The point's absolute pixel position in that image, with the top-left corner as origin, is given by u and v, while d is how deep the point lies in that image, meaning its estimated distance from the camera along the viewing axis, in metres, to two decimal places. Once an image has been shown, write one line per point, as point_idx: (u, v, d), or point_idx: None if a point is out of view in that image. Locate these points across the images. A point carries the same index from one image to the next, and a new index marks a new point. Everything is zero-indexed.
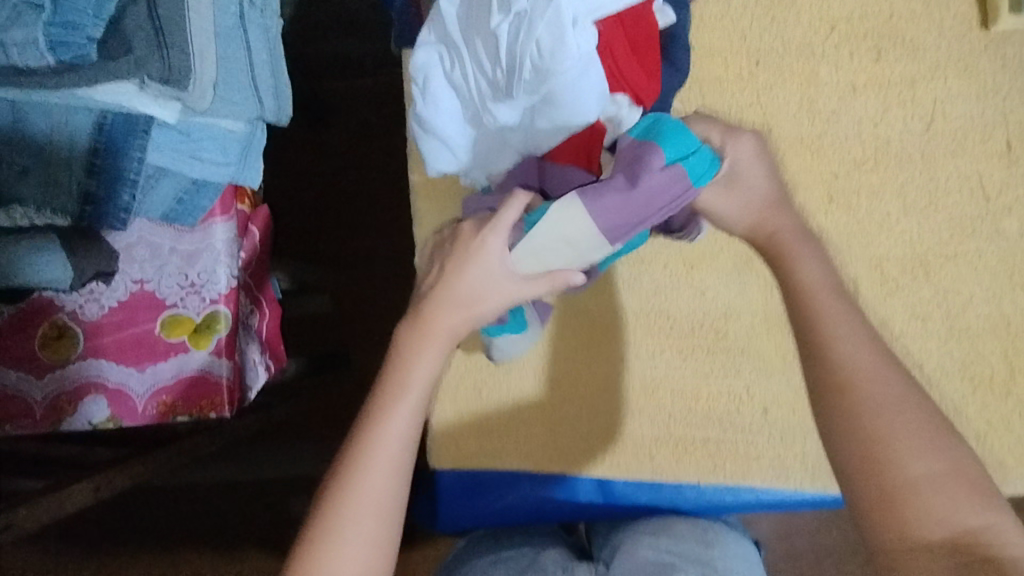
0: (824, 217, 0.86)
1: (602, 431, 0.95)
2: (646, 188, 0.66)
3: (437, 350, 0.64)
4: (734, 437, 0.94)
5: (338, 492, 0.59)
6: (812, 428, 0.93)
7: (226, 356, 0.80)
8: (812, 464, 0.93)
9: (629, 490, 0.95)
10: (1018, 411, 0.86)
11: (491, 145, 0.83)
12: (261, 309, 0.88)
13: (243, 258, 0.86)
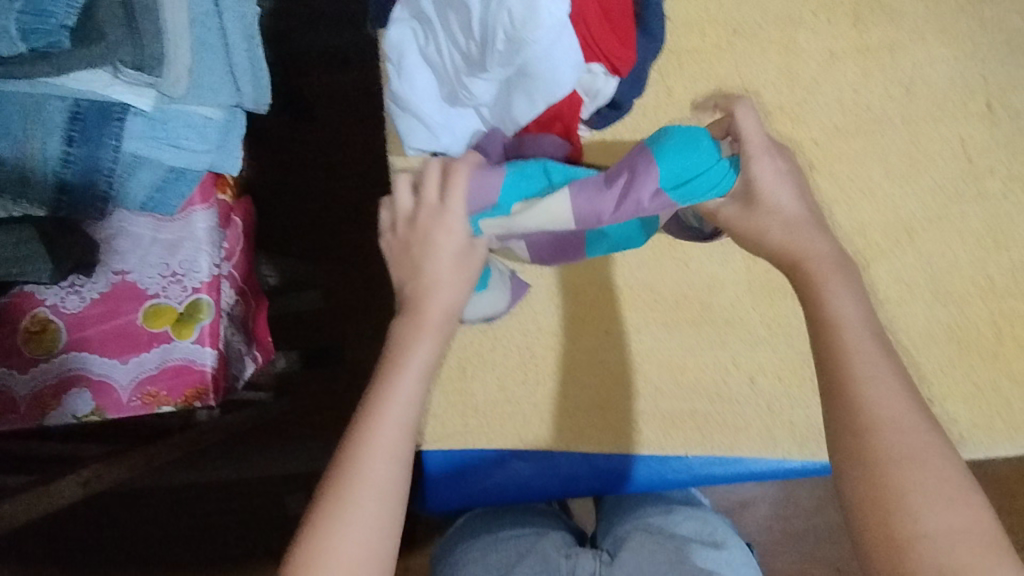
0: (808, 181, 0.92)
1: (598, 403, 0.90)
2: (632, 200, 0.67)
3: (430, 344, 0.66)
4: (724, 409, 0.91)
5: (339, 484, 0.59)
6: (802, 396, 0.91)
7: (208, 344, 0.87)
8: (801, 432, 0.90)
9: (618, 465, 0.90)
10: (1004, 375, 0.90)
11: (469, 122, 0.81)
12: (246, 302, 0.99)
13: (227, 249, 0.95)
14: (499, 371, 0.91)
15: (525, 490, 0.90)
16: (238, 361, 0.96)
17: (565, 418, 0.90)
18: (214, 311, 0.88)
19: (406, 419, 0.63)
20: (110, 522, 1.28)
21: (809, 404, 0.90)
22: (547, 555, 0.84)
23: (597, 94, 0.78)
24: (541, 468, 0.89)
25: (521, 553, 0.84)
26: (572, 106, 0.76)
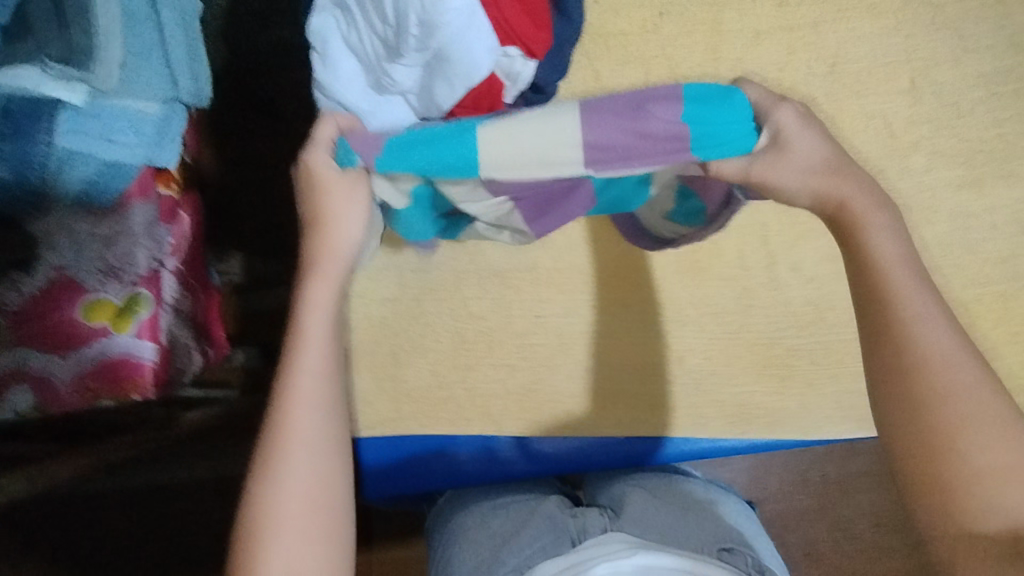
0: None
1: (539, 392, 0.96)
2: (649, 121, 0.61)
3: (326, 290, 0.66)
4: (657, 387, 0.97)
5: (273, 445, 0.61)
6: (727, 369, 0.98)
7: (147, 338, 0.84)
8: (731, 411, 0.98)
9: (551, 447, 0.95)
10: None
11: (397, 110, 0.77)
12: (195, 296, 0.94)
13: (173, 242, 0.90)
14: (432, 357, 0.95)
15: (495, 472, 0.95)
16: (186, 355, 0.92)
17: (505, 401, 0.95)
18: (152, 304, 0.85)
19: (322, 368, 0.64)
20: (43, 556, 1.18)
21: (730, 379, 0.98)
22: (553, 517, 0.82)
23: (517, 76, 0.75)
24: (473, 451, 0.95)
25: (521, 520, 0.83)
26: (497, 90, 0.75)
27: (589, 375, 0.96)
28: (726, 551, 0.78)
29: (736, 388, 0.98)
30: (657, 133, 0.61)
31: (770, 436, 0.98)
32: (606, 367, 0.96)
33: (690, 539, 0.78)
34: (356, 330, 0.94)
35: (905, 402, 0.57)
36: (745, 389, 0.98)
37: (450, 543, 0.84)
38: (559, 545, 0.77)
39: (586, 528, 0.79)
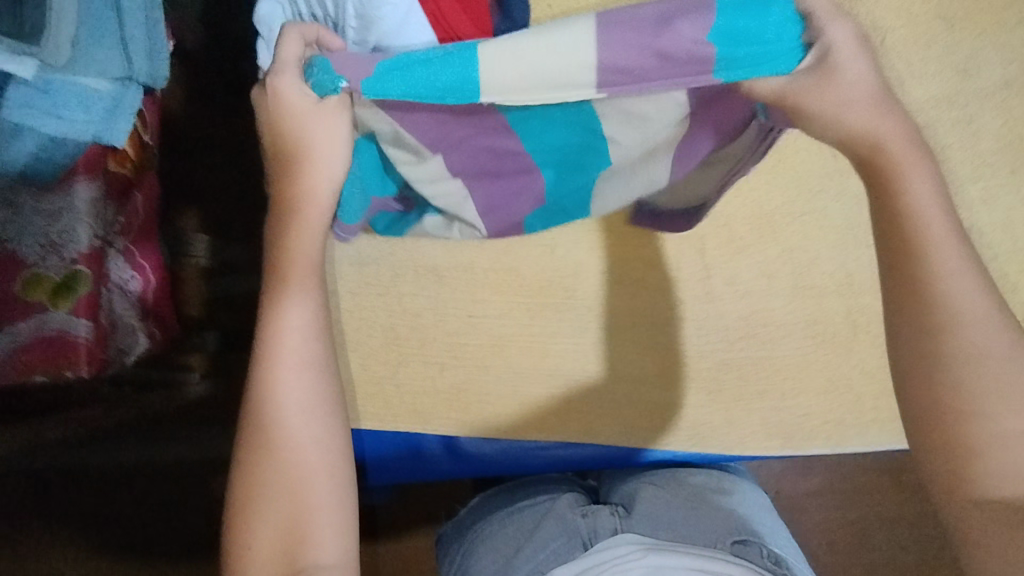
0: None
1: (502, 406, 0.74)
2: (670, 32, 0.50)
3: (309, 234, 0.56)
4: (658, 403, 0.75)
5: (258, 415, 0.51)
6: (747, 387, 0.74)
7: (82, 315, 0.81)
8: (746, 432, 0.75)
9: (487, 447, 0.75)
10: None
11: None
12: (145, 276, 0.94)
13: (125, 223, 0.92)
14: (363, 352, 0.74)
15: (470, 464, 0.76)
16: (129, 334, 0.91)
17: (434, 400, 0.74)
18: (93, 281, 0.82)
19: (309, 321, 0.54)
20: None
21: (754, 400, 0.74)
22: (563, 517, 0.66)
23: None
24: (401, 447, 0.76)
25: (533, 523, 0.67)
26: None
27: (561, 397, 0.74)
28: (742, 543, 0.62)
29: (746, 410, 0.75)
30: (678, 51, 0.50)
31: (791, 452, 0.74)
32: (580, 391, 0.74)
33: (701, 534, 0.62)
34: None
35: (915, 359, 0.46)
36: (772, 398, 0.74)
37: (465, 552, 0.68)
38: (571, 550, 0.62)
39: (596, 529, 0.64)
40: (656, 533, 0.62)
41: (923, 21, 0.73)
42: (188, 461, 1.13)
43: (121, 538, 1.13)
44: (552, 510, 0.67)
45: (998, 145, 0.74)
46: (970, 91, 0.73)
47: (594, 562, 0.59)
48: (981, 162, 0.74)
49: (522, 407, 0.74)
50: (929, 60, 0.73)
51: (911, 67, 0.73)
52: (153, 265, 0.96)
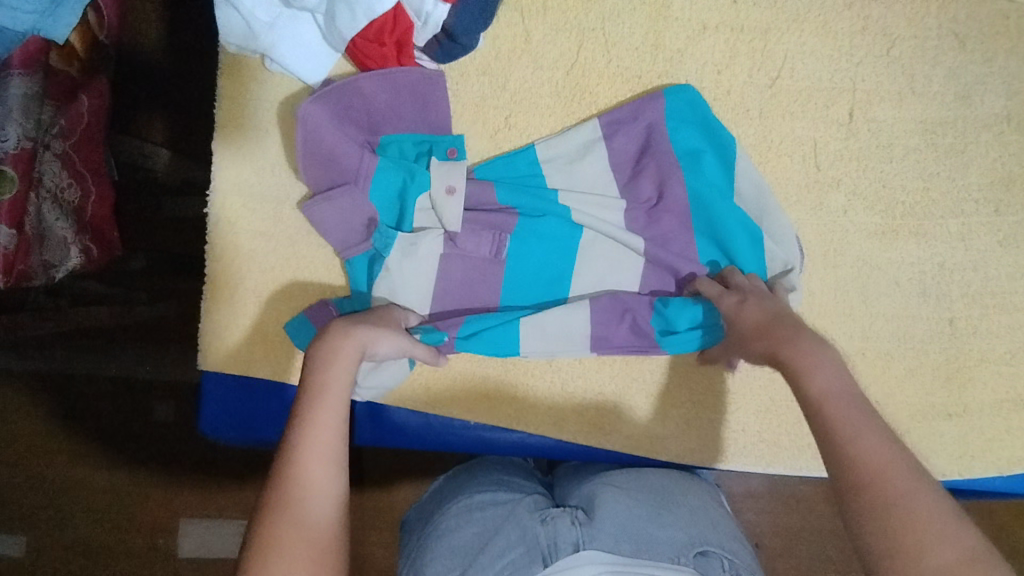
0: (768, 101, 0.70)
1: (435, 381, 0.72)
2: (614, 340, 0.69)
3: (343, 370, 0.57)
4: (596, 403, 0.72)
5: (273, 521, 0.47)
6: (690, 396, 0.71)
7: (5, 223, 0.76)
8: (683, 443, 0.71)
9: (417, 423, 0.72)
10: (978, 402, 0.70)
11: (303, 30, 0.66)
12: (86, 188, 0.88)
13: (64, 125, 0.85)
14: (300, 304, 0.71)
15: (392, 436, 0.72)
16: (60, 248, 0.85)
17: None
18: (20, 185, 0.76)
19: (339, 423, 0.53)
20: None
21: (696, 410, 0.71)
22: (522, 523, 0.59)
23: (427, 19, 0.63)
24: None
25: (493, 527, 0.60)
26: (402, 29, 0.63)
27: (495, 378, 0.72)
28: (704, 556, 0.58)
29: (681, 418, 0.71)
30: (632, 341, 0.69)
31: (720, 466, 0.71)
32: (517, 378, 0.72)
33: (659, 547, 0.57)
34: (228, 251, 0.71)
35: (849, 510, 0.44)
36: (708, 409, 0.71)
37: (420, 553, 0.62)
38: (529, 566, 0.56)
39: (556, 540, 0.58)
40: (616, 548, 0.57)
41: (932, 38, 0.69)
42: (116, 384, 1.08)
43: (45, 448, 1.09)
44: (513, 516, 0.60)
45: (986, 181, 0.70)
46: (966, 120, 0.70)
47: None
48: (965, 199, 0.70)
49: (451, 381, 0.72)
50: (933, 80, 0.70)
51: (913, 85, 0.70)
52: (97, 178, 0.89)
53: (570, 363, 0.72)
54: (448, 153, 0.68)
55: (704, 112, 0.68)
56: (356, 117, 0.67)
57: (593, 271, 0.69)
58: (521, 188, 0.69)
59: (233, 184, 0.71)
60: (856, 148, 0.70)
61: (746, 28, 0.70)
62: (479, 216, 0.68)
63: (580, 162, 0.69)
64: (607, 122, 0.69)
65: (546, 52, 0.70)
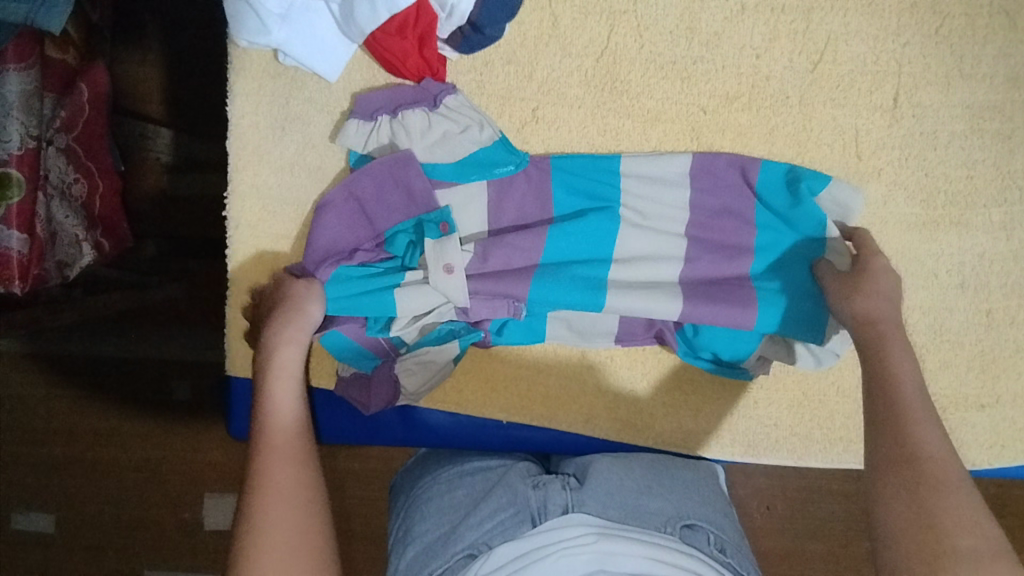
0: (810, 86, 0.66)
1: (466, 381, 0.71)
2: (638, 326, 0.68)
3: (293, 353, 0.60)
4: (628, 398, 0.71)
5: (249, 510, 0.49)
6: (724, 391, 0.71)
7: (17, 227, 0.73)
8: (714, 437, 0.72)
9: (448, 422, 0.72)
10: (1012, 392, 0.69)
11: (318, 20, 0.62)
12: (93, 181, 0.85)
13: (65, 117, 0.81)
14: None
15: (424, 436, 0.72)
16: (72, 247, 0.83)
17: None
18: (29, 187, 0.73)
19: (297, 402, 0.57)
20: None
21: (729, 404, 0.71)
22: (513, 486, 0.61)
23: (452, 11, 0.60)
24: (358, 418, 0.71)
25: (485, 489, 0.63)
26: (426, 23, 0.61)
27: (527, 378, 0.71)
28: (690, 528, 0.59)
29: (712, 414, 0.71)
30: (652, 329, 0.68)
31: (751, 460, 0.72)
32: (548, 378, 0.71)
33: (647, 517, 0.58)
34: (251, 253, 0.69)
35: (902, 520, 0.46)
36: (740, 405, 0.71)
37: (408, 512, 0.65)
38: (517, 524, 0.56)
39: (546, 503, 0.59)
40: (605, 513, 0.58)
41: (985, 15, 0.66)
42: (131, 372, 1.06)
43: (64, 432, 1.07)
44: (504, 479, 0.63)
45: None
46: (1016, 102, 0.66)
47: (539, 541, 0.55)
48: (1011, 187, 0.67)
49: (483, 382, 0.71)
50: (983, 61, 0.66)
51: (961, 67, 0.66)
52: (103, 169, 0.86)
53: (601, 362, 0.71)
54: (441, 229, 0.64)
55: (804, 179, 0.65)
56: (351, 220, 0.65)
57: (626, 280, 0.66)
58: (575, 194, 0.67)
59: (250, 185, 0.68)
60: (900, 135, 0.67)
61: (787, 8, 0.66)
62: (511, 212, 0.67)
63: (662, 194, 0.66)
64: (699, 167, 0.66)
65: (575, 37, 0.66)
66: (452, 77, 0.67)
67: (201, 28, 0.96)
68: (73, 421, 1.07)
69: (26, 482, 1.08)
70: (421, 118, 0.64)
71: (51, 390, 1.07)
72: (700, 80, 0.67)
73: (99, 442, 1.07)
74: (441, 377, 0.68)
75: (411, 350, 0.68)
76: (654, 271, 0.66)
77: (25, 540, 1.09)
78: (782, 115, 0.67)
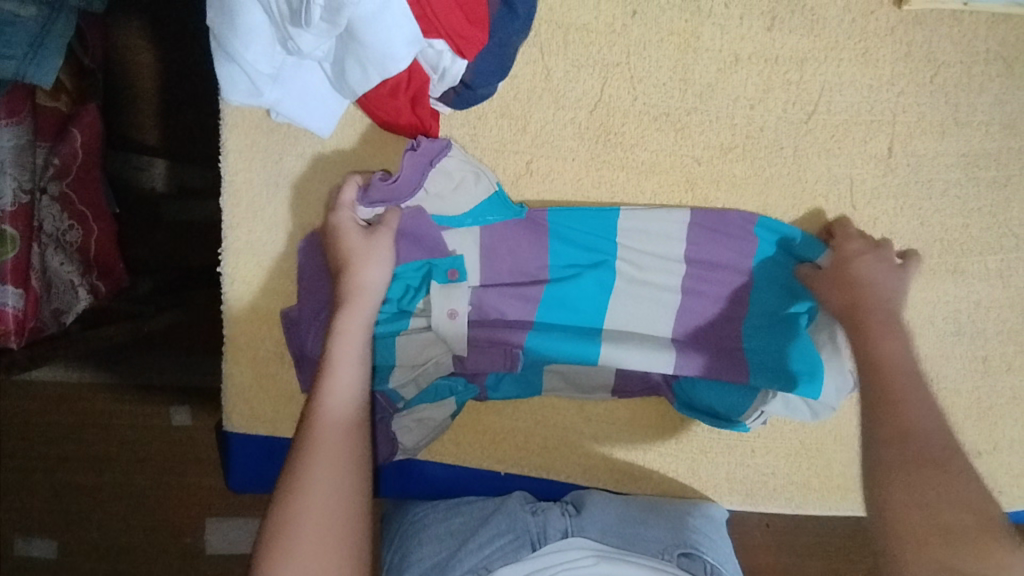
0: (804, 136, 0.66)
1: (464, 434, 0.71)
2: (635, 378, 0.69)
3: (359, 321, 0.57)
4: (626, 447, 0.71)
5: (287, 507, 0.48)
6: (721, 438, 0.71)
7: (11, 283, 0.73)
8: (712, 482, 0.72)
9: (444, 472, 0.72)
10: (1011, 437, 0.69)
11: (311, 78, 0.62)
12: (88, 227, 0.84)
13: (58, 165, 0.81)
14: None
15: (422, 487, 0.72)
16: (67, 293, 0.82)
17: None
18: (24, 239, 0.74)
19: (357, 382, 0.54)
20: None
21: (726, 451, 0.71)
22: (512, 513, 0.64)
23: (444, 73, 0.60)
24: None
25: (483, 516, 0.65)
26: (417, 85, 0.61)
27: (526, 429, 0.71)
28: (688, 557, 0.61)
29: (710, 462, 0.72)
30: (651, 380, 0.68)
31: (750, 508, 0.72)
32: (546, 429, 0.71)
33: (645, 544, 0.62)
34: (245, 312, 0.68)
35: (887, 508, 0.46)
36: (738, 453, 0.71)
37: (402, 537, 0.66)
38: (518, 549, 0.60)
39: (546, 529, 0.62)
40: (604, 540, 0.61)
41: (980, 63, 0.65)
42: (126, 408, 1.06)
43: (61, 468, 1.07)
44: (502, 507, 0.65)
45: None
46: (1011, 150, 0.66)
47: (542, 564, 0.59)
48: (1006, 234, 0.67)
49: (480, 434, 0.71)
50: (979, 108, 0.66)
51: (956, 115, 0.66)
52: (98, 212, 0.85)
53: (598, 412, 0.71)
54: (449, 275, 0.64)
55: (787, 265, 0.66)
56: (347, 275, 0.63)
57: (617, 331, 0.66)
58: (572, 245, 0.66)
59: (244, 241, 0.68)
60: (895, 183, 0.67)
61: (781, 58, 0.65)
62: (505, 267, 0.67)
63: (659, 249, 0.66)
64: (700, 218, 0.66)
65: (569, 90, 0.66)
66: (446, 132, 0.66)
67: (196, 65, 0.96)
68: (68, 456, 1.07)
69: (24, 512, 1.08)
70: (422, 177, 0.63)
71: (47, 427, 1.07)
72: (695, 132, 0.66)
73: (97, 474, 1.06)
74: (439, 429, 0.68)
75: (407, 407, 0.67)
76: (644, 324, 0.67)
77: (26, 568, 1.09)
78: (776, 165, 0.66)
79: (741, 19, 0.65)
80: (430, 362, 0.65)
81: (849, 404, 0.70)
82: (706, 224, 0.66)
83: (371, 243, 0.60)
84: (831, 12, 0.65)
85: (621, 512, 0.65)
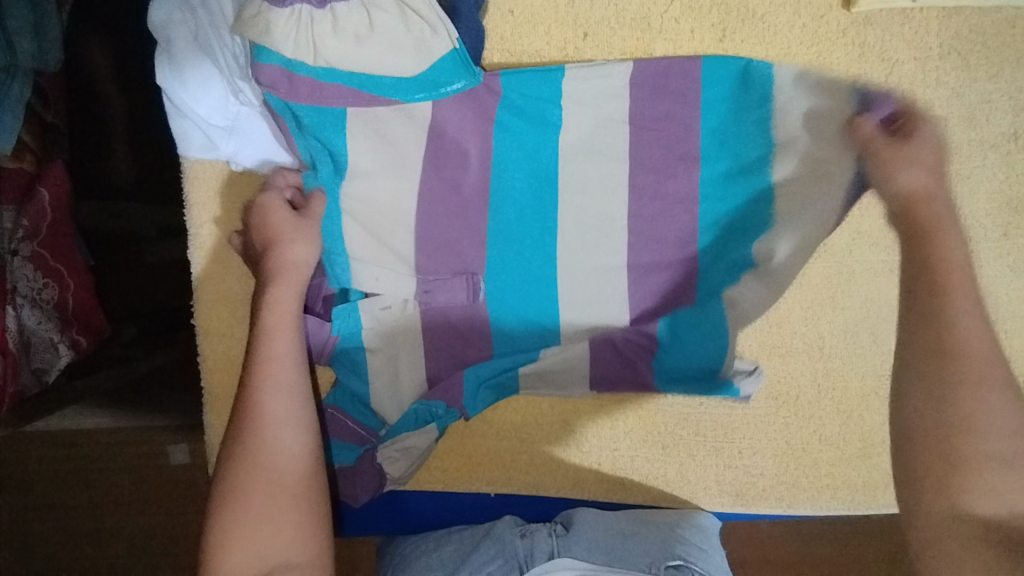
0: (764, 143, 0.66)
1: (451, 462, 0.71)
2: (614, 362, 0.68)
3: (289, 284, 0.59)
4: (613, 459, 0.72)
5: (236, 474, 0.53)
6: (708, 443, 0.71)
7: None
8: (704, 486, 0.72)
9: (430, 501, 0.72)
10: None
11: (261, 127, 0.63)
12: (63, 282, 0.80)
13: (27, 226, 0.77)
14: None
15: (411, 515, 0.72)
16: (47, 351, 0.80)
17: None
18: None
19: (297, 345, 0.58)
20: None
21: (714, 455, 0.71)
22: (501, 538, 0.65)
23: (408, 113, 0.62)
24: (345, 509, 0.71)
25: (473, 542, 0.66)
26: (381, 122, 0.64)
27: (510, 449, 0.71)
28: (675, 569, 0.61)
29: (698, 465, 0.72)
30: (628, 354, 0.68)
31: (742, 509, 0.72)
32: (532, 448, 0.71)
33: (633, 558, 0.62)
34: (220, 361, 0.69)
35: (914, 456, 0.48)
36: (725, 454, 0.71)
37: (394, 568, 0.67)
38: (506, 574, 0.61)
39: (533, 551, 0.63)
40: (590, 557, 0.62)
41: (934, 59, 0.65)
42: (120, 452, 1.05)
43: (59, 517, 1.07)
44: (491, 532, 0.65)
45: (995, 204, 0.67)
46: (972, 142, 0.67)
47: None
48: (973, 225, 0.67)
49: (466, 457, 0.71)
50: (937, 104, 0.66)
51: None
52: (75, 269, 0.81)
53: (582, 421, 0.71)
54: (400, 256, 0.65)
55: (738, 121, 0.64)
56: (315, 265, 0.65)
57: (577, 244, 0.66)
58: (516, 126, 0.64)
59: (214, 293, 0.68)
60: None
61: None
62: (446, 188, 0.64)
63: (602, 134, 0.65)
64: (642, 69, 0.64)
65: None
66: None
67: None
68: (64, 503, 1.06)
69: (26, 563, 1.08)
70: (361, 23, 0.58)
71: (41, 477, 1.06)
72: None
73: (95, 518, 1.06)
74: (423, 457, 0.68)
75: (391, 436, 0.67)
76: (593, 249, 0.66)
77: None
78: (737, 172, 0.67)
79: (693, 33, 0.65)
80: (403, 375, 0.67)
81: (831, 401, 0.70)
82: (658, 103, 0.64)
83: (296, 218, 0.60)
84: (781, 19, 0.65)
85: (612, 526, 0.65)
